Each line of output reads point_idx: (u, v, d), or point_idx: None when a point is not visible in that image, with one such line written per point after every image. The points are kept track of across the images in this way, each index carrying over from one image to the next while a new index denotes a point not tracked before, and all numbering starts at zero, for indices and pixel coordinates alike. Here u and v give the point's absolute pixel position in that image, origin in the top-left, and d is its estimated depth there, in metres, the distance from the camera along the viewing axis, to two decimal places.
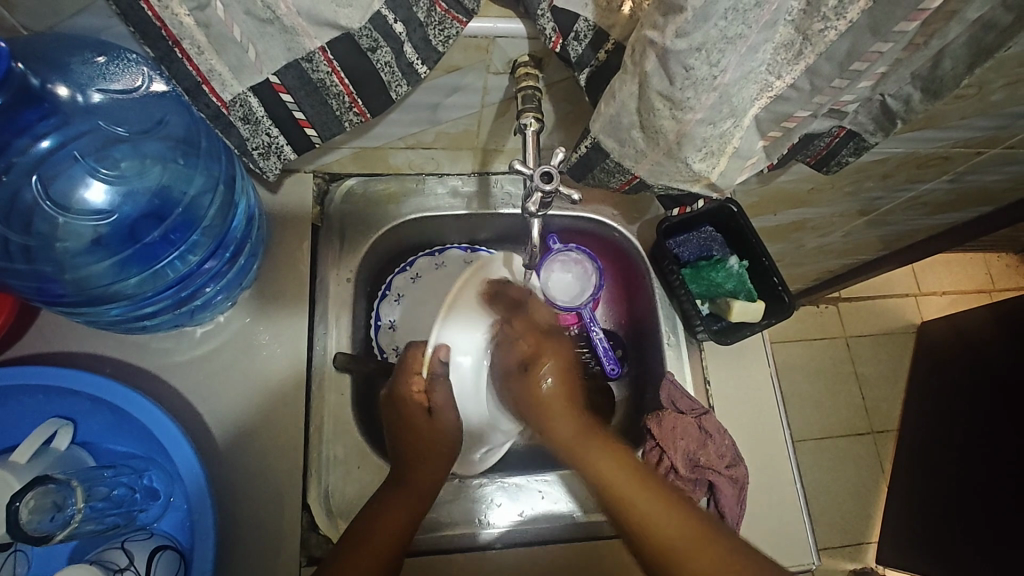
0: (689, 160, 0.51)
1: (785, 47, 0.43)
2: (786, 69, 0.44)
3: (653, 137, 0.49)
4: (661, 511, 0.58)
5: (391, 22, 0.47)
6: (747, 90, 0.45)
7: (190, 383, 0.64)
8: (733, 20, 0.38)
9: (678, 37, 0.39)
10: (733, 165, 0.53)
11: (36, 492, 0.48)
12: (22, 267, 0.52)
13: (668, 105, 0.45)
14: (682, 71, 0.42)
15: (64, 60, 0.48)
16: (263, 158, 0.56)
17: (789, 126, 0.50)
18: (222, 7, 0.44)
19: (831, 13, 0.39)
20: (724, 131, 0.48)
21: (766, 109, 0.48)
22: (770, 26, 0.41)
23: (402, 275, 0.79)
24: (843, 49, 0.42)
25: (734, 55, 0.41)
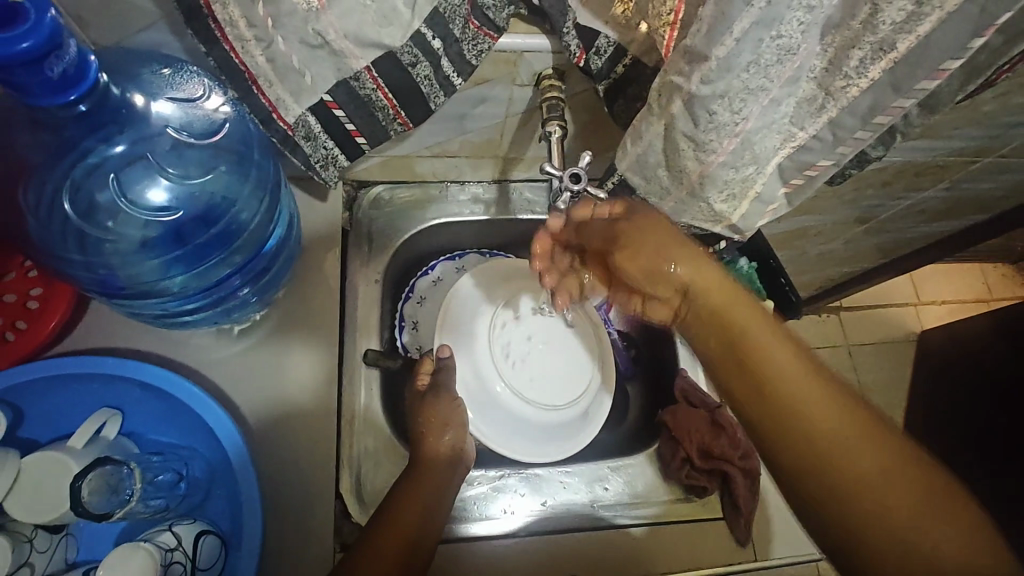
0: (710, 200, 0.54)
1: (808, 102, 0.47)
2: (809, 121, 0.48)
3: (677, 176, 0.53)
4: (854, 436, 0.49)
5: (430, 39, 0.52)
6: (770, 140, 0.49)
7: (229, 376, 0.68)
8: (754, 72, 0.43)
9: (703, 83, 0.44)
10: (755, 209, 0.57)
11: (95, 474, 0.51)
12: (77, 258, 0.55)
13: (692, 146, 0.49)
14: (706, 115, 0.46)
15: (135, 71, 0.53)
16: (323, 169, 0.62)
17: (811, 174, 0.54)
18: (281, 41, 0.49)
19: (853, 72, 0.44)
20: (746, 177, 0.52)
21: (789, 158, 0.52)
22: (793, 81, 0.45)
23: (425, 279, 0.82)
24: (864, 104, 0.46)
25: (756, 105, 0.46)
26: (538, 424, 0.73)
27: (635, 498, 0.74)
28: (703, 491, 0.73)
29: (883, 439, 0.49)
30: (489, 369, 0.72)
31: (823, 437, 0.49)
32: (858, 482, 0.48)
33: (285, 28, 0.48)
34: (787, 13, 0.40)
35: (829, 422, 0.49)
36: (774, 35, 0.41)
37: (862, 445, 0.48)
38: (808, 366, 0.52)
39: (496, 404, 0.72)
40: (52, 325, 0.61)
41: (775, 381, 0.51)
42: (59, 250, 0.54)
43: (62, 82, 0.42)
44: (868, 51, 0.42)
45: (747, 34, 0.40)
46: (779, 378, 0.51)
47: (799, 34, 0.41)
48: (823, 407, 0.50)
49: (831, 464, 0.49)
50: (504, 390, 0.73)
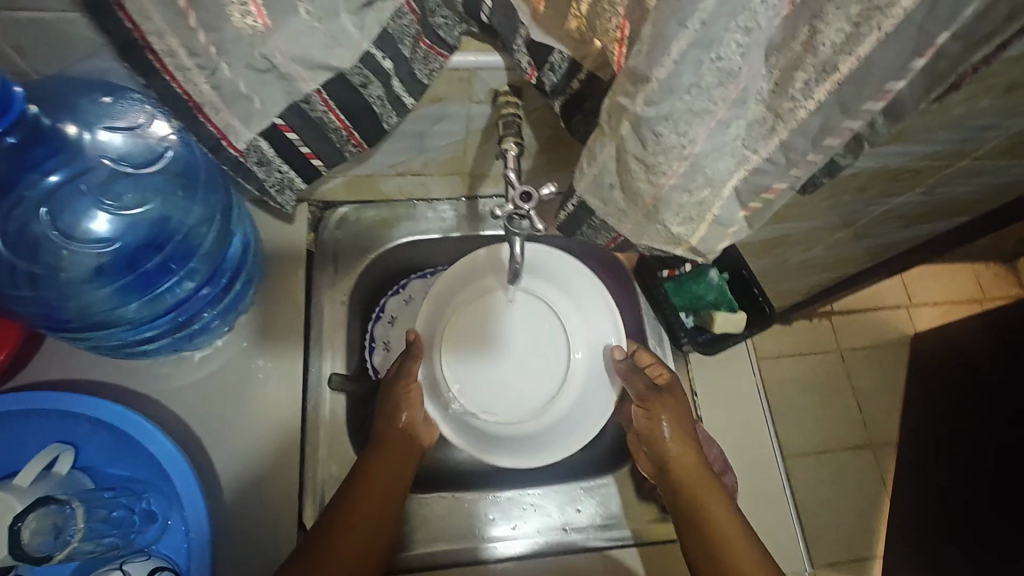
0: (667, 223, 0.53)
1: (759, 123, 0.44)
2: (760, 143, 0.46)
3: (632, 197, 0.52)
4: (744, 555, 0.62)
5: (380, 59, 0.52)
6: (722, 162, 0.47)
7: (190, 405, 0.66)
8: (697, 95, 0.41)
9: (648, 104, 0.43)
10: (713, 232, 0.54)
11: (35, 515, 0.50)
12: (27, 293, 0.54)
13: (643, 168, 0.48)
14: (653, 136, 0.45)
15: (75, 101, 0.52)
16: (279, 193, 0.61)
17: (769, 198, 0.50)
18: (228, 67, 0.47)
19: (799, 94, 0.41)
20: (701, 200, 0.50)
21: (745, 180, 0.49)
22: (739, 103, 0.43)
23: (395, 298, 0.82)
24: (815, 124, 0.43)
25: (702, 127, 0.44)
26: (519, 443, 0.70)
27: (609, 518, 0.73)
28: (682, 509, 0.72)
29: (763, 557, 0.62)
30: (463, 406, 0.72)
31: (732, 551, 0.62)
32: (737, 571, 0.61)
33: (231, 54, 0.46)
34: (725, 34, 0.38)
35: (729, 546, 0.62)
36: (714, 57, 0.39)
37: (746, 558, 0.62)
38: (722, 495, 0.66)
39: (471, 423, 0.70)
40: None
41: (705, 505, 0.64)
42: (7, 287, 0.54)
43: None
44: (811, 73, 0.39)
45: (686, 55, 0.39)
46: (708, 503, 0.64)
47: (738, 57, 0.39)
48: (730, 531, 0.63)
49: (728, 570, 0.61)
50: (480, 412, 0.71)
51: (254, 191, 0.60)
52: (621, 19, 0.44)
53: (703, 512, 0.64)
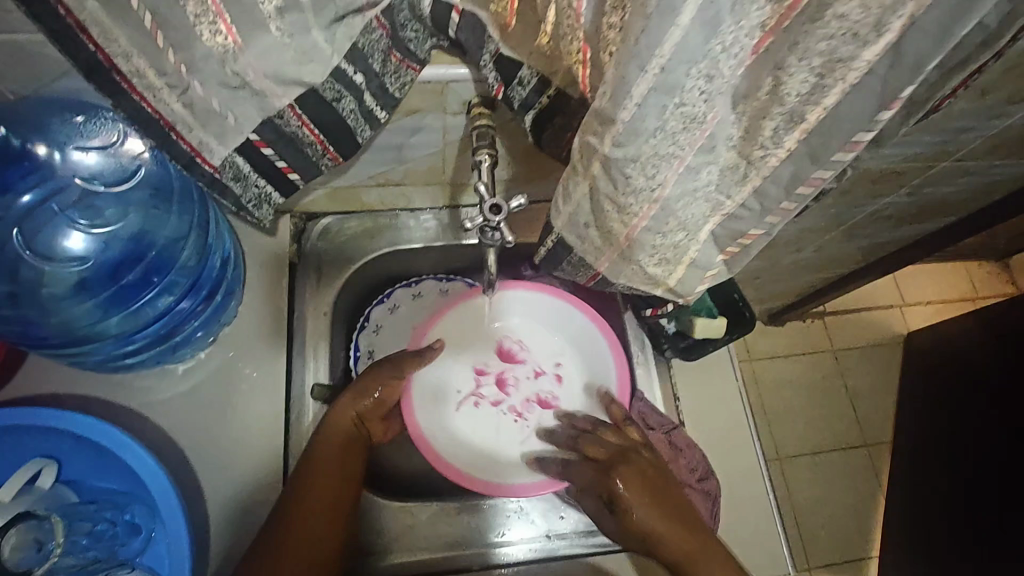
0: (642, 263, 0.53)
1: (731, 170, 0.44)
2: (734, 190, 0.46)
3: (607, 236, 0.52)
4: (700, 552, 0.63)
5: (351, 73, 0.53)
6: (697, 209, 0.47)
7: (173, 419, 0.67)
8: (662, 138, 0.41)
9: (616, 146, 0.42)
10: (692, 274, 0.54)
11: (17, 529, 0.51)
12: (9, 312, 0.56)
13: (615, 209, 0.48)
14: (623, 179, 0.45)
15: (47, 121, 0.55)
16: (257, 208, 0.62)
17: (746, 243, 0.51)
18: (199, 85, 0.48)
19: (768, 143, 0.40)
20: (676, 242, 0.50)
21: (720, 225, 0.49)
22: (709, 150, 0.43)
23: (380, 307, 0.82)
24: (787, 173, 0.42)
25: (670, 171, 0.44)
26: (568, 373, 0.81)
27: (596, 524, 0.72)
28: None
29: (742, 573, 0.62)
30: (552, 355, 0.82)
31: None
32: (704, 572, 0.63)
33: (201, 72, 0.47)
34: (687, 80, 0.37)
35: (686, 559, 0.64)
36: (677, 103, 0.38)
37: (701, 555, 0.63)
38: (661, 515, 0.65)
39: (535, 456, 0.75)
40: None
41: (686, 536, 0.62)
42: None
43: None
44: (779, 121, 0.39)
45: (647, 98, 0.38)
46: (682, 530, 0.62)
47: (702, 103, 0.39)
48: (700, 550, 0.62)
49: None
50: (524, 443, 0.77)
51: (232, 208, 0.61)
52: (582, 44, 0.46)
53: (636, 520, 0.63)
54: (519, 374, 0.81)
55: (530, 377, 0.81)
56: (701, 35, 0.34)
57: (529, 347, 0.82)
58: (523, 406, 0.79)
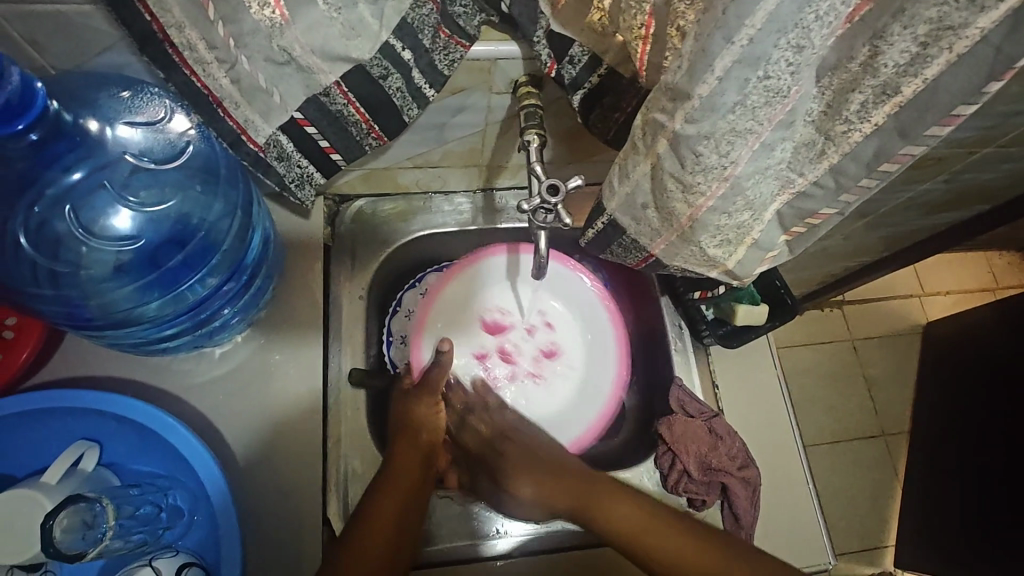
0: (703, 245, 0.51)
1: (806, 146, 0.43)
2: (809, 167, 0.44)
3: (667, 219, 0.50)
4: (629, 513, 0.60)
5: (400, 50, 0.50)
6: (767, 187, 0.46)
7: (210, 402, 0.66)
8: (741, 114, 0.39)
9: (688, 122, 0.41)
10: (752, 255, 0.53)
11: (68, 511, 0.49)
12: (49, 292, 0.54)
13: (680, 187, 0.46)
14: (692, 156, 0.43)
15: (94, 96, 0.52)
16: (298, 188, 0.61)
17: (815, 223, 0.50)
18: (246, 60, 0.47)
19: (853, 117, 0.40)
20: (741, 223, 0.48)
21: (788, 205, 0.48)
22: (788, 125, 0.41)
23: (413, 291, 0.80)
24: (869, 150, 0.42)
25: (745, 148, 0.42)
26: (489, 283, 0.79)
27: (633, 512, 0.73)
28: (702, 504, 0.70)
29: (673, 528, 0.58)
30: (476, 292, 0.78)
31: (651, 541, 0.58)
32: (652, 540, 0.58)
33: (249, 46, 0.46)
34: (774, 52, 0.36)
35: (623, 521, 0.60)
36: (762, 75, 0.37)
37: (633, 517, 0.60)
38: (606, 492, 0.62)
39: (576, 397, 0.77)
40: (24, 357, 0.60)
41: (602, 507, 0.61)
42: (29, 286, 0.53)
43: (5, 112, 0.40)
44: (869, 94, 0.38)
45: (729, 72, 0.37)
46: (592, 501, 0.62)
47: (788, 76, 0.37)
48: (606, 491, 0.62)
49: (648, 556, 0.58)
50: (554, 396, 0.77)
51: (274, 187, 0.60)
52: (646, 15, 0.43)
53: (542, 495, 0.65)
54: (514, 340, 0.78)
55: (527, 336, 0.79)
56: (796, 2, 0.33)
57: (508, 309, 0.79)
58: (535, 365, 0.78)
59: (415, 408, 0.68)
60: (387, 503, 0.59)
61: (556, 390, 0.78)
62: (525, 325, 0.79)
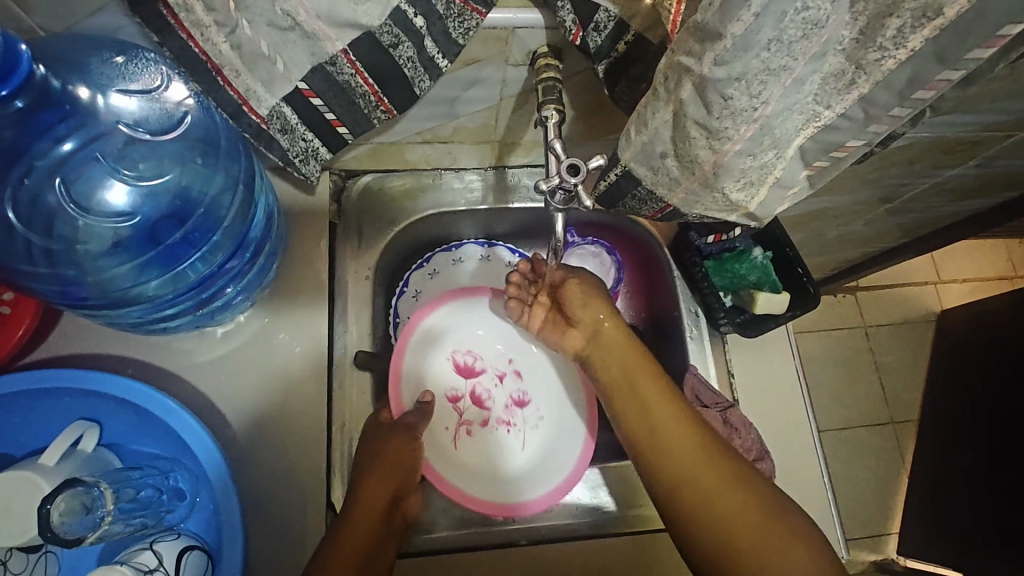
0: (726, 190, 0.48)
1: (835, 77, 0.39)
2: (836, 99, 0.41)
3: (688, 166, 0.47)
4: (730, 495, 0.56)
5: (411, 16, 0.47)
6: (790, 122, 0.42)
7: (211, 383, 0.64)
8: (776, 51, 0.36)
9: (717, 65, 0.38)
10: (773, 195, 0.49)
11: (66, 495, 0.47)
12: (44, 271, 0.52)
13: (704, 134, 0.43)
14: (720, 100, 0.40)
15: (84, 60, 0.48)
16: (303, 163, 0.58)
17: (839, 156, 0.46)
18: (247, 24, 0.44)
19: (889, 43, 0.36)
20: (764, 163, 0.45)
21: (812, 139, 0.44)
22: (820, 57, 0.38)
23: (420, 272, 0.80)
24: (902, 79, 0.38)
25: (777, 87, 0.39)
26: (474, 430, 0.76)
27: (641, 501, 0.72)
28: None
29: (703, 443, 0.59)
30: (434, 351, 0.76)
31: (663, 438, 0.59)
32: (725, 518, 0.55)
33: (250, 10, 0.43)
34: None
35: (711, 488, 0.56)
36: (801, 7, 0.34)
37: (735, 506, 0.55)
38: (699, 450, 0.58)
39: (553, 449, 0.75)
40: (20, 333, 0.58)
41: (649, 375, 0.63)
42: (22, 263, 0.51)
43: None
44: (908, 18, 0.34)
45: (767, 7, 0.34)
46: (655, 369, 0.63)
47: (829, 4, 0.34)
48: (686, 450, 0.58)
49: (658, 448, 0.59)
50: (526, 445, 0.76)
51: (278, 161, 0.57)
52: None
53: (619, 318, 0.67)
54: (488, 385, 0.77)
55: (497, 383, 0.77)
56: None
57: (480, 354, 0.77)
58: (507, 414, 0.76)
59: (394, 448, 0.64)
60: (357, 528, 0.57)
61: (525, 441, 0.75)
62: (495, 371, 0.78)
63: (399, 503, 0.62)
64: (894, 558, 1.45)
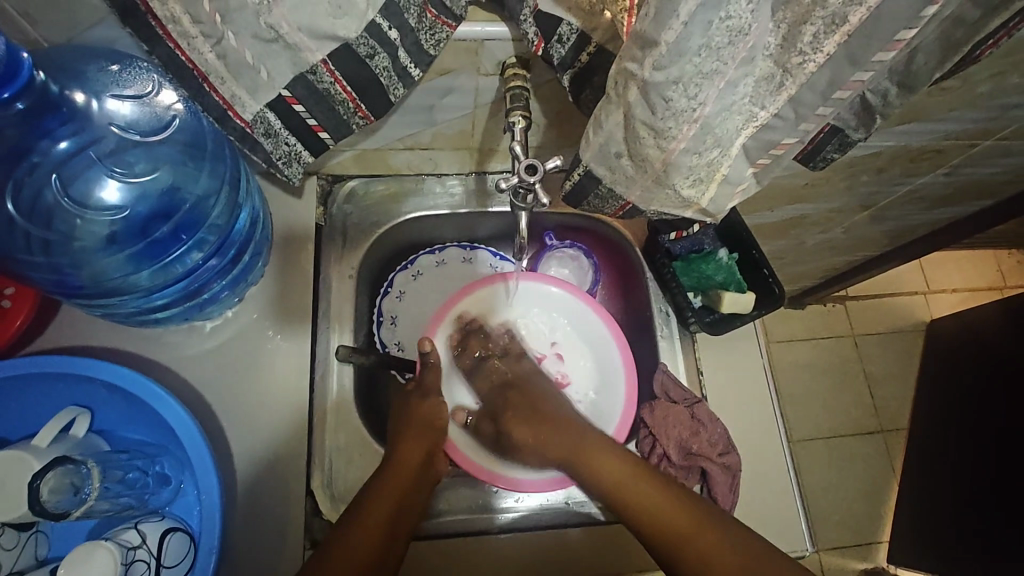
0: (677, 187, 0.51)
1: (766, 80, 0.43)
2: (769, 100, 0.44)
3: (641, 165, 0.50)
4: (680, 516, 0.63)
5: (386, 29, 0.50)
6: (730, 122, 0.46)
7: (198, 374, 0.67)
8: (707, 56, 0.40)
9: (656, 69, 0.41)
10: (723, 192, 0.53)
11: (55, 473, 0.51)
12: (42, 259, 0.55)
13: (652, 134, 0.46)
14: (663, 102, 0.44)
15: (81, 67, 0.52)
16: (286, 165, 0.61)
17: (779, 153, 0.50)
18: (233, 36, 0.48)
19: (807, 49, 0.40)
20: (711, 161, 0.49)
21: (752, 138, 0.48)
22: (749, 61, 0.41)
23: (404, 273, 0.83)
24: (823, 81, 0.42)
25: (712, 89, 0.42)
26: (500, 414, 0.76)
27: None
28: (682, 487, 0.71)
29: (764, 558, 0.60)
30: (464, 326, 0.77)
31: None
32: (683, 529, 0.62)
33: (237, 23, 0.47)
34: None
35: (669, 521, 0.63)
36: (724, 16, 0.38)
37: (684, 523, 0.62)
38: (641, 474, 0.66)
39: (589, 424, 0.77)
40: (18, 324, 0.61)
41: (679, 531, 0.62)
42: (21, 253, 0.54)
43: None
44: (820, 25, 0.38)
45: (695, 16, 0.38)
46: (670, 524, 0.62)
47: (749, 14, 0.38)
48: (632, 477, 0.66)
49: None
50: None
51: (262, 162, 0.60)
52: None
53: (608, 483, 0.66)
54: (522, 364, 0.79)
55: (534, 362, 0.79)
56: None
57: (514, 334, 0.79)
58: (543, 390, 0.78)
59: (419, 411, 0.71)
60: (400, 473, 0.65)
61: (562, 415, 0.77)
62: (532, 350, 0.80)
63: (432, 458, 0.69)
64: (884, 567, 1.44)
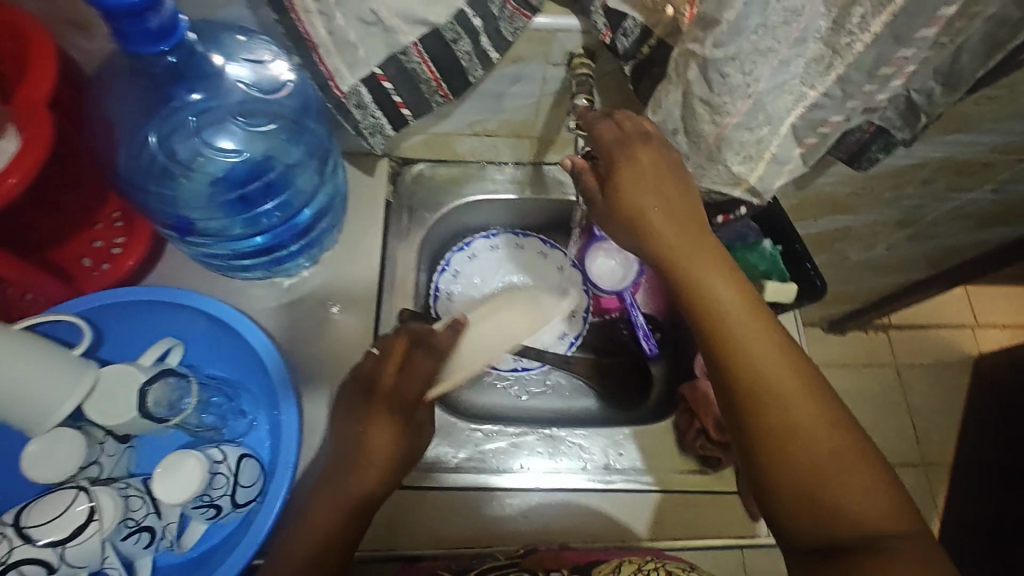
0: (728, 162, 0.56)
1: (816, 61, 0.48)
2: (818, 79, 0.50)
3: (696, 141, 0.55)
4: (803, 408, 0.50)
5: (471, 17, 0.58)
6: (782, 101, 0.51)
7: (274, 323, 0.74)
8: (764, 34, 0.45)
9: (717, 47, 0.46)
10: (771, 171, 0.57)
11: (160, 385, 0.59)
12: (155, 191, 0.63)
13: (709, 110, 0.51)
14: (720, 78, 0.48)
15: (218, 36, 0.61)
16: (371, 137, 0.68)
17: (825, 133, 0.54)
18: (342, 16, 0.56)
19: (856, 28, 0.45)
20: (761, 138, 0.53)
21: (802, 118, 0.53)
22: (801, 43, 0.47)
23: (460, 254, 0.89)
24: (870, 57, 0.47)
25: (767, 66, 0.47)
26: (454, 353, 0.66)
27: (648, 466, 0.76)
28: (718, 462, 0.74)
29: (861, 458, 0.49)
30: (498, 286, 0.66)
31: (835, 487, 0.48)
32: (802, 425, 0.49)
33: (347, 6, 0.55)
34: None
35: (796, 412, 0.50)
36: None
37: (816, 425, 0.49)
38: (782, 353, 0.52)
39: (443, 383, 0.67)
40: (129, 265, 0.70)
41: (803, 432, 0.49)
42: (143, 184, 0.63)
43: (159, 33, 0.49)
44: (868, 6, 0.44)
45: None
46: (783, 401, 0.50)
47: None
48: (783, 373, 0.51)
49: (833, 504, 0.47)
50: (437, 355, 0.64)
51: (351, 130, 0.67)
52: None
53: (694, 287, 0.54)
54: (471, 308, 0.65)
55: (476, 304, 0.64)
56: None
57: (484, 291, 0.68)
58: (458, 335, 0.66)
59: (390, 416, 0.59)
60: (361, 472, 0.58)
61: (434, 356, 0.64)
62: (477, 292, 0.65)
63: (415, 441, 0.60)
64: None
